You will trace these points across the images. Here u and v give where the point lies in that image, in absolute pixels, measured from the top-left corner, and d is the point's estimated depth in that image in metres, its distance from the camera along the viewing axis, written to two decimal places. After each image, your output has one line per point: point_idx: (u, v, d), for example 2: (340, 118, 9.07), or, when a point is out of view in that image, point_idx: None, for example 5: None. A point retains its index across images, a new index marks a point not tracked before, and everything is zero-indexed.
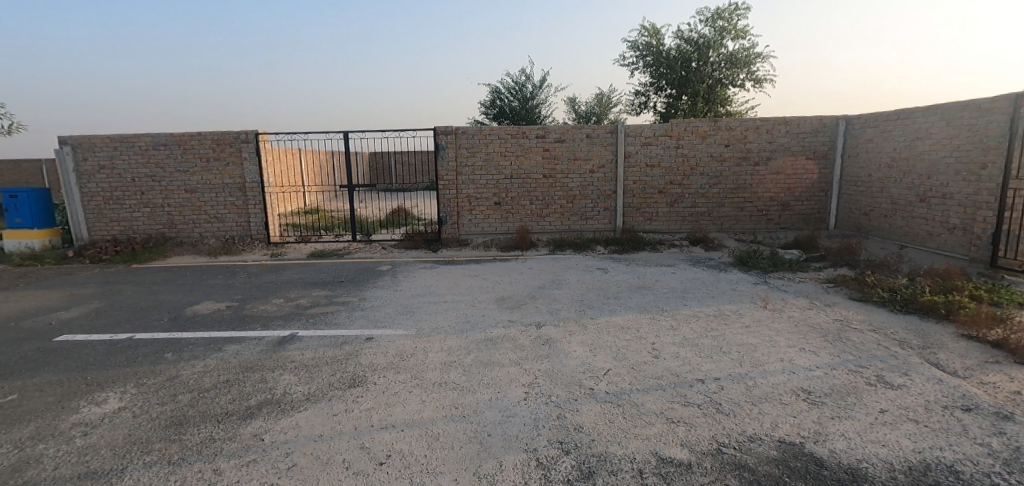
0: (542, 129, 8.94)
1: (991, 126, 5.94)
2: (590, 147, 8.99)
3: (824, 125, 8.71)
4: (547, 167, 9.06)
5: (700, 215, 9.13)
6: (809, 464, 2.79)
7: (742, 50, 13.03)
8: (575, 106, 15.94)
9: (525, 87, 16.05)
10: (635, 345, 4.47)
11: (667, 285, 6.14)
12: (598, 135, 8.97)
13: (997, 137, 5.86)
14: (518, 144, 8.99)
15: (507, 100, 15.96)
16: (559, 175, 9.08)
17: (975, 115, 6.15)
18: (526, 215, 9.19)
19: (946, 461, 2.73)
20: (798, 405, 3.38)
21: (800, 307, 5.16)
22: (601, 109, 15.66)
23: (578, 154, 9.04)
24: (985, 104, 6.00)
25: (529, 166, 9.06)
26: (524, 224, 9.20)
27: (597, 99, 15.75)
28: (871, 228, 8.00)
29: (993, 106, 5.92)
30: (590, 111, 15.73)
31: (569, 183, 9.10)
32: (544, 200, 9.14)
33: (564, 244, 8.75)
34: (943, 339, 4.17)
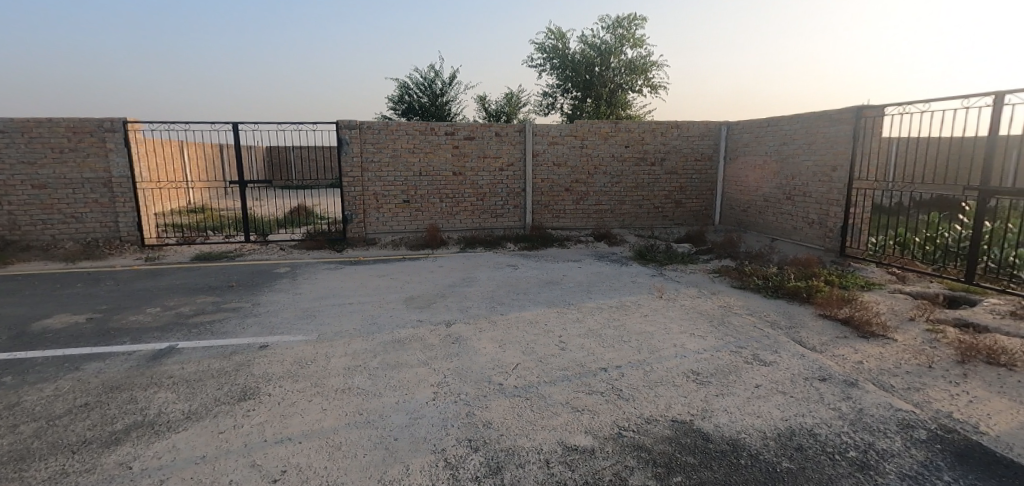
0: (451, 126, 8.84)
1: (839, 134, 6.84)
2: (500, 145, 9.07)
3: (709, 129, 9.56)
4: (456, 164, 8.99)
5: (603, 212, 9.61)
6: (697, 439, 3.05)
7: (640, 57, 13.89)
8: (485, 103, 15.98)
9: (434, 83, 15.77)
10: (543, 339, 4.56)
11: (574, 280, 6.35)
12: (506, 134, 9.08)
13: (844, 144, 6.76)
14: (427, 140, 8.82)
15: (416, 95, 15.60)
16: (469, 172, 9.05)
17: (827, 125, 7.05)
18: (436, 213, 9.05)
19: (807, 426, 3.12)
20: (688, 386, 3.67)
21: (691, 296, 5.60)
22: (510, 108, 15.86)
23: (488, 152, 9.07)
24: (835, 115, 6.90)
25: (438, 164, 8.93)
26: (434, 222, 9.05)
27: (507, 98, 15.91)
28: (749, 223, 8.95)
29: (841, 117, 6.83)
30: (500, 110, 15.87)
31: (479, 181, 9.11)
32: (453, 197, 9.06)
33: (474, 241, 8.72)
34: (804, 319, 4.75)
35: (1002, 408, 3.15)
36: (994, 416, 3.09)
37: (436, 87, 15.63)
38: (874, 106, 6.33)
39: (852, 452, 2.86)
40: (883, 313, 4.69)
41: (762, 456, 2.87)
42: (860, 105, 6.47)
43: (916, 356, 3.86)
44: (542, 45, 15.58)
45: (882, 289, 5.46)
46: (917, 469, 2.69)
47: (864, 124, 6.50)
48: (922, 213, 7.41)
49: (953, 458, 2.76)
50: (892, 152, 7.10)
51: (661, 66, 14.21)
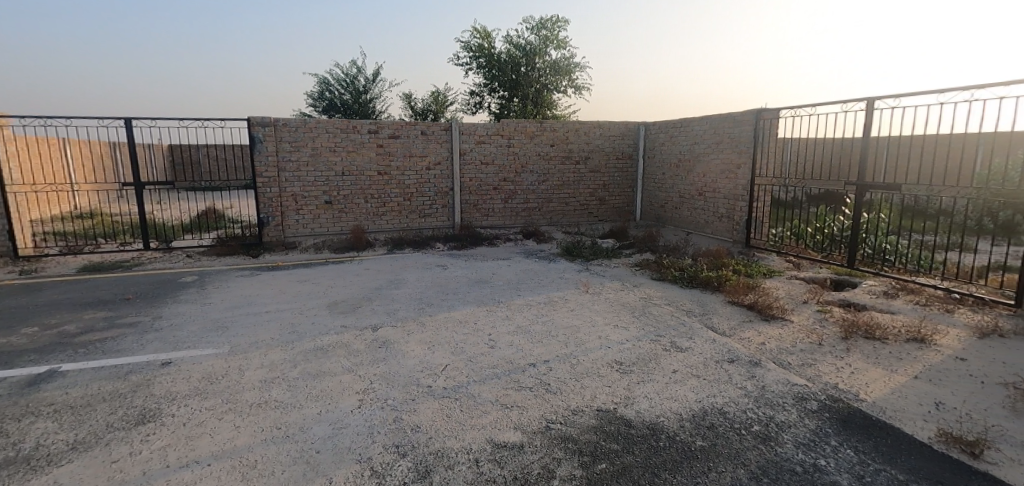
0: (374, 124, 8.58)
1: (742, 135, 7.42)
2: (426, 144, 8.93)
3: (628, 129, 10.02)
4: (381, 163, 8.75)
5: (532, 210, 9.77)
6: (620, 426, 3.17)
7: (564, 59, 14.24)
8: (411, 101, 15.66)
9: (357, 80, 15.24)
10: (472, 338, 4.54)
11: (503, 278, 6.39)
12: (432, 132, 8.96)
13: (746, 144, 7.34)
14: (349, 138, 8.50)
15: (337, 92, 14.99)
16: (394, 171, 8.84)
17: (732, 126, 7.62)
18: (360, 214, 8.75)
19: (719, 406, 3.35)
20: (612, 376, 3.81)
21: (614, 289, 5.83)
22: (437, 107, 15.68)
23: (413, 151, 8.91)
24: (738, 117, 7.47)
25: (362, 163, 8.63)
26: (359, 223, 8.75)
27: (433, 96, 15.70)
28: (667, 218, 9.48)
29: (743, 119, 7.41)
30: (427, 109, 15.65)
31: (406, 180, 8.92)
32: (379, 197, 8.81)
33: (402, 242, 8.52)
34: (715, 307, 5.10)
35: (877, 377, 3.57)
36: (871, 384, 3.49)
37: (360, 84, 15.10)
38: (771, 109, 6.92)
39: (756, 426, 3.12)
40: (781, 297, 5.15)
41: (679, 436, 3.04)
42: (758, 108, 7.05)
43: (809, 335, 4.28)
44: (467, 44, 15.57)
45: (781, 276, 5.99)
46: (810, 437, 2.98)
47: (762, 126, 7.09)
48: (813, 206, 8.23)
49: (839, 425, 3.09)
50: (786, 151, 7.81)
51: (585, 68, 14.64)
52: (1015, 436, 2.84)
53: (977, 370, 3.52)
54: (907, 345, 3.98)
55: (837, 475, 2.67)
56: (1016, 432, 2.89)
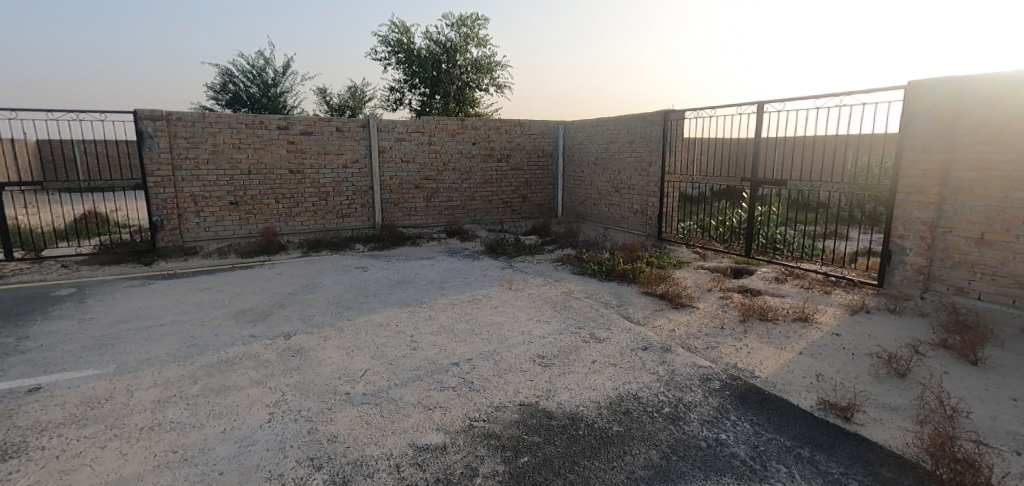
0: (284, 119, 8.08)
1: (652, 134, 7.85)
2: (342, 141, 8.58)
3: (548, 128, 10.26)
4: (293, 161, 8.27)
5: (455, 209, 9.72)
6: (542, 418, 3.23)
7: (485, 57, 14.28)
8: (326, 96, 14.94)
9: (265, 72, 14.26)
10: (394, 340, 4.42)
11: (426, 277, 6.29)
12: (349, 129, 8.62)
13: (656, 143, 7.78)
14: (256, 134, 7.94)
15: (243, 84, 13.93)
16: (308, 170, 8.40)
17: (643, 126, 8.04)
18: (271, 215, 8.22)
19: (634, 392, 3.52)
20: (534, 370, 3.87)
21: (537, 285, 5.94)
22: (355, 102, 15.10)
23: (329, 148, 8.51)
24: (648, 117, 7.89)
25: (271, 160, 8.11)
26: (269, 225, 8.22)
27: (350, 91, 15.09)
28: (586, 214, 9.83)
29: (652, 119, 7.84)
30: (344, 104, 15.01)
31: (321, 178, 8.50)
32: (292, 197, 8.33)
33: (318, 244, 8.12)
34: (630, 298, 5.36)
35: (770, 355, 3.93)
36: (764, 362, 3.84)
37: (269, 76, 14.16)
38: (677, 110, 7.36)
39: (666, 408, 3.31)
40: (688, 286, 5.52)
41: (597, 424, 3.16)
42: (666, 109, 7.47)
43: (712, 320, 4.62)
44: (385, 38, 15.13)
45: (689, 266, 6.43)
46: (713, 414, 3.22)
47: (670, 126, 7.52)
48: (716, 200, 8.91)
49: (738, 401, 3.37)
50: (691, 150, 8.38)
51: (506, 67, 14.75)
52: (878, 399, 3.26)
53: (849, 343, 4.00)
54: (794, 324, 4.42)
55: (736, 446, 2.90)
56: (878, 395, 3.31)
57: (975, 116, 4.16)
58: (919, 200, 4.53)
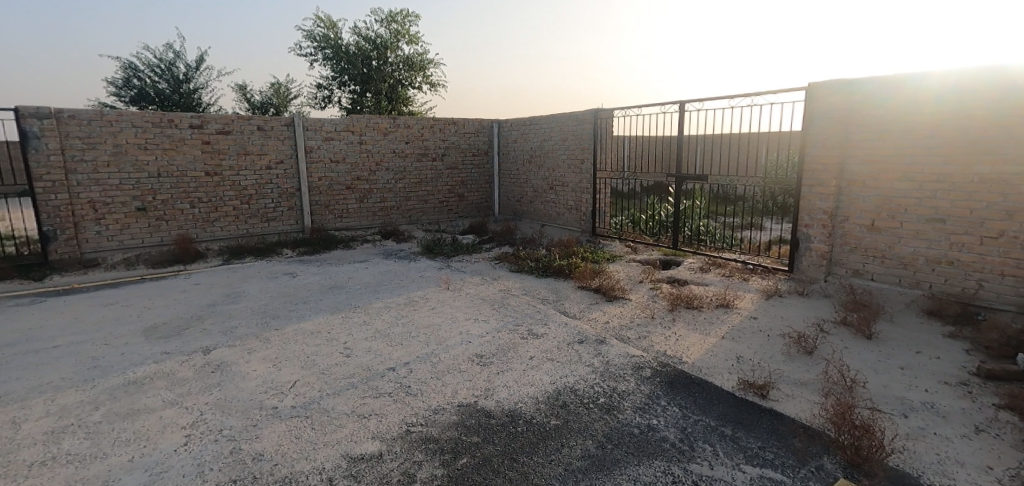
0: (197, 117, 7.53)
1: (582, 132, 8.05)
2: (263, 141, 8.14)
3: (482, 127, 10.26)
4: (209, 163, 7.73)
5: (389, 209, 9.51)
6: (481, 418, 3.21)
7: (417, 54, 14.04)
8: (247, 93, 14.05)
9: (175, 66, 13.19)
10: (326, 348, 4.24)
11: (360, 281, 6.09)
12: (271, 128, 8.19)
13: (587, 141, 7.98)
14: (165, 134, 7.35)
15: (150, 80, 12.80)
16: (227, 171, 7.89)
17: (574, 124, 8.22)
18: (186, 221, 7.63)
19: (570, 385, 3.59)
20: (472, 369, 3.85)
21: (474, 284, 5.92)
22: (279, 100, 14.34)
23: (249, 148, 8.04)
24: (578, 115, 8.08)
25: (183, 162, 7.53)
26: (184, 231, 7.62)
27: (274, 88, 14.32)
28: (523, 212, 9.94)
29: (582, 117, 8.02)
30: (266, 102, 14.20)
31: (242, 181, 8.02)
32: (210, 201, 7.79)
33: (241, 250, 7.64)
34: (567, 293, 5.47)
35: (696, 341, 4.15)
36: (691, 348, 4.04)
37: (180, 71, 13.10)
38: (606, 108, 7.58)
39: (602, 398, 3.40)
40: (621, 279, 5.72)
41: (535, 419, 3.18)
42: (596, 108, 7.67)
43: (643, 311, 4.81)
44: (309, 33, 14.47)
45: (621, 260, 6.66)
46: (645, 401, 3.35)
47: (600, 124, 7.74)
48: (646, 196, 9.30)
49: (668, 387, 3.52)
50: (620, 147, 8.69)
51: (439, 64, 14.59)
52: (790, 376, 3.53)
53: (766, 326, 4.30)
54: (717, 311, 4.70)
55: (666, 430, 3.03)
56: (790, 372, 3.59)
57: (864, 115, 4.61)
58: (821, 191, 4.97)
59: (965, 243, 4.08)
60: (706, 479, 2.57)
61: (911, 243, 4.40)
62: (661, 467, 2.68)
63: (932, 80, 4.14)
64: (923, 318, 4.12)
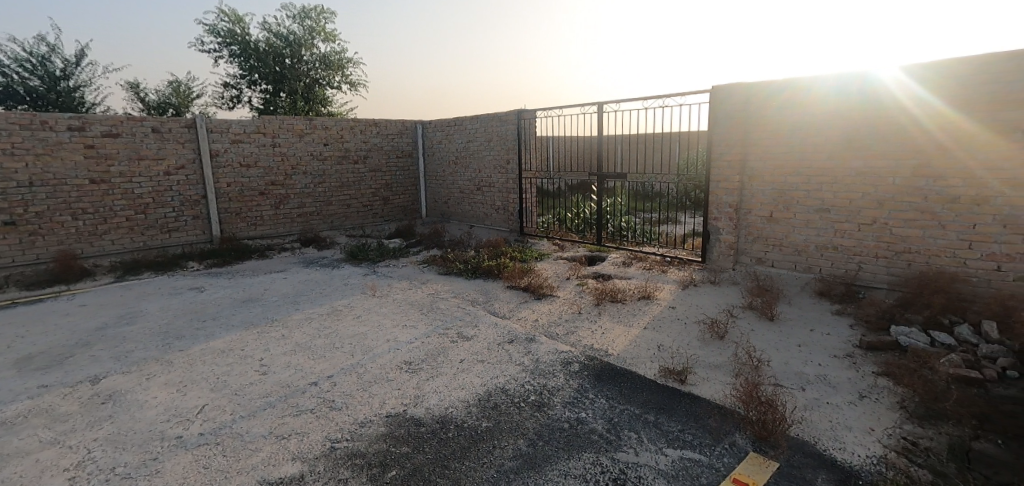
0: (77, 119, 6.76)
1: (507, 132, 8.10)
2: (161, 144, 7.45)
3: (406, 128, 10.05)
4: (94, 169, 6.96)
5: (309, 215, 9.06)
6: (411, 427, 3.12)
7: (334, 53, 13.48)
8: (140, 92, 12.76)
9: (50, 61, 11.69)
10: (239, 367, 3.93)
11: (278, 293, 5.73)
12: (168, 130, 7.52)
13: (511, 141, 8.04)
14: (37, 137, 6.51)
15: (17, 76, 11.24)
16: (117, 178, 7.13)
17: (498, 124, 8.25)
18: (69, 236, 6.80)
19: (501, 385, 3.59)
20: (401, 377, 3.74)
21: (402, 289, 5.77)
22: (179, 99, 13.18)
23: (144, 153, 7.34)
24: (502, 116, 8.12)
25: (62, 169, 6.72)
26: (67, 247, 6.79)
27: (172, 86, 13.13)
28: (451, 213, 9.86)
29: (505, 118, 8.08)
30: (164, 101, 13.00)
31: (136, 188, 7.29)
32: (98, 213, 7.01)
33: (138, 265, 6.94)
34: (496, 293, 5.48)
35: (620, 333, 4.31)
36: (616, 340, 4.19)
37: (55, 67, 11.61)
38: (529, 109, 7.68)
39: (532, 396, 3.43)
40: (549, 277, 5.82)
41: (467, 423, 3.15)
42: (519, 108, 7.74)
43: (570, 306, 4.93)
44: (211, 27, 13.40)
45: (549, 257, 6.80)
46: (574, 396, 3.42)
47: (524, 124, 7.82)
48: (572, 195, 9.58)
49: (595, 379, 3.63)
50: (545, 147, 8.87)
51: (358, 63, 14.11)
52: (705, 360, 3.77)
53: (683, 314, 4.56)
54: (639, 302, 4.91)
55: (594, 422, 3.11)
56: (706, 356, 3.82)
57: (761, 116, 5.03)
58: (726, 187, 5.34)
59: (847, 230, 4.56)
60: (632, 467, 2.67)
61: (803, 232, 4.85)
62: (590, 459, 2.74)
63: (816, 83, 4.58)
64: (815, 299, 4.57)
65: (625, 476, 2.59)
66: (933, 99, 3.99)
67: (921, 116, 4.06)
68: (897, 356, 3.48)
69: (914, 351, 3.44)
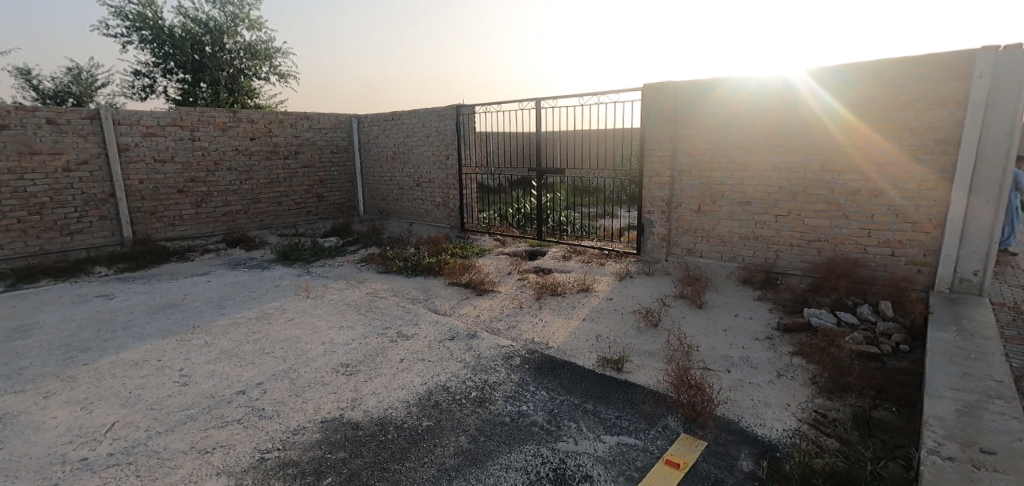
0: None
1: (445, 128, 8.00)
2: (57, 137, 6.78)
3: (340, 122, 9.69)
4: None
5: (235, 214, 8.55)
6: (348, 431, 3.01)
7: (261, 42, 12.74)
8: (32, 79, 11.44)
9: None
10: (156, 379, 3.63)
11: (201, 297, 5.35)
12: (66, 122, 6.85)
13: (451, 136, 7.95)
14: None
15: None
16: (4, 175, 6.44)
17: (437, 120, 8.13)
18: None
19: (442, 383, 3.55)
20: (337, 380, 3.61)
21: (338, 289, 5.57)
22: (81, 87, 11.96)
23: (37, 147, 6.65)
24: (441, 111, 8.01)
25: None
26: None
27: (72, 74, 11.88)
28: (390, 211, 9.63)
29: (444, 113, 7.97)
30: (63, 89, 11.75)
31: (28, 187, 6.62)
32: None
33: (34, 271, 6.26)
34: (437, 290, 5.42)
35: (560, 326, 4.40)
36: (556, 333, 4.27)
37: None
38: (467, 105, 7.62)
39: (474, 392, 3.42)
40: (490, 272, 5.83)
41: (407, 423, 3.08)
42: (457, 103, 7.66)
43: (511, 301, 4.96)
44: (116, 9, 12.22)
45: (490, 253, 6.80)
46: (515, 390, 3.44)
47: (463, 119, 7.76)
48: (512, 190, 9.64)
49: (536, 372, 3.67)
50: (485, 143, 8.85)
51: (287, 54, 13.42)
52: (640, 348, 3.92)
53: (619, 305, 4.72)
54: (577, 295, 5.04)
55: (535, 414, 3.15)
56: (641, 345, 3.97)
57: (688, 113, 5.27)
58: (658, 181, 5.57)
59: (766, 222, 4.89)
60: (572, 455, 2.72)
61: (728, 223, 5.16)
62: (531, 451, 2.77)
63: (737, 84, 4.86)
64: (739, 286, 4.88)
65: (565, 465, 2.64)
66: (837, 100, 4.35)
67: (827, 115, 4.42)
68: (810, 336, 3.79)
69: (824, 330, 3.75)
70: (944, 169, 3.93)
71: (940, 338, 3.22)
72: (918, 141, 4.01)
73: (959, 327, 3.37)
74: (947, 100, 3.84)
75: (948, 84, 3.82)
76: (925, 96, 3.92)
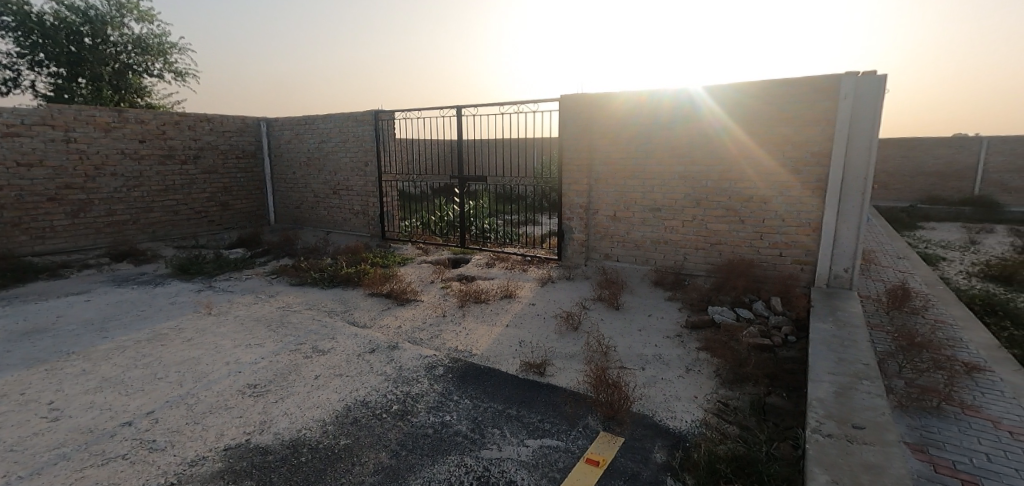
0: None
1: (364, 134, 7.75)
2: None
3: (247, 125, 9.06)
4: None
5: (121, 224, 7.67)
6: (255, 457, 2.79)
7: (153, 35, 11.61)
8: None
9: None
10: (17, 416, 3.13)
11: (77, 319, 4.73)
12: None
13: (369, 143, 7.71)
14: None
15: None
16: None
17: (354, 125, 7.86)
18: None
19: (361, 398, 3.40)
20: (243, 402, 3.34)
21: (245, 304, 5.17)
22: None
23: None
24: (358, 116, 7.76)
25: None
26: None
27: None
28: (305, 219, 9.13)
29: (362, 118, 7.73)
30: None
31: None
32: None
33: None
34: (356, 301, 5.21)
35: (484, 332, 4.40)
36: (480, 339, 4.26)
37: None
38: (386, 110, 7.44)
39: (395, 405, 3.31)
40: (412, 281, 5.72)
41: (322, 444, 2.91)
42: (375, 109, 7.46)
43: (434, 310, 4.90)
44: None
45: (412, 261, 6.67)
46: (438, 400, 3.38)
47: (382, 125, 7.56)
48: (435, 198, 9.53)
49: (459, 381, 3.63)
50: (406, 149, 8.66)
51: (185, 50, 12.35)
52: (561, 351, 4.02)
53: (541, 309, 4.83)
54: (500, 301, 5.08)
55: (458, 424, 3.11)
56: (562, 348, 4.08)
57: (603, 124, 5.53)
58: (577, 189, 5.79)
59: (674, 227, 5.25)
60: (495, 462, 2.72)
61: (641, 229, 5.47)
62: (455, 462, 2.73)
63: (646, 98, 5.19)
64: (652, 287, 5.17)
65: (490, 473, 2.63)
66: (732, 115, 4.77)
67: (724, 129, 4.84)
68: (714, 332, 4.10)
69: (725, 326, 4.08)
70: (819, 179, 4.45)
71: (820, 329, 3.62)
72: (797, 153, 4.51)
73: (835, 317, 3.82)
74: (820, 118, 4.36)
75: (819, 104, 4.34)
76: (802, 114, 4.42)
